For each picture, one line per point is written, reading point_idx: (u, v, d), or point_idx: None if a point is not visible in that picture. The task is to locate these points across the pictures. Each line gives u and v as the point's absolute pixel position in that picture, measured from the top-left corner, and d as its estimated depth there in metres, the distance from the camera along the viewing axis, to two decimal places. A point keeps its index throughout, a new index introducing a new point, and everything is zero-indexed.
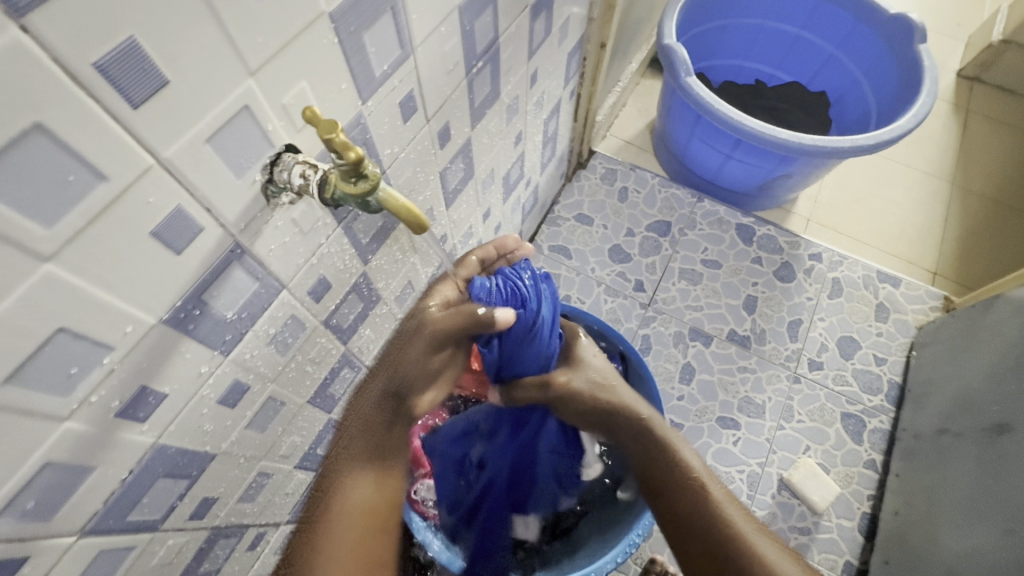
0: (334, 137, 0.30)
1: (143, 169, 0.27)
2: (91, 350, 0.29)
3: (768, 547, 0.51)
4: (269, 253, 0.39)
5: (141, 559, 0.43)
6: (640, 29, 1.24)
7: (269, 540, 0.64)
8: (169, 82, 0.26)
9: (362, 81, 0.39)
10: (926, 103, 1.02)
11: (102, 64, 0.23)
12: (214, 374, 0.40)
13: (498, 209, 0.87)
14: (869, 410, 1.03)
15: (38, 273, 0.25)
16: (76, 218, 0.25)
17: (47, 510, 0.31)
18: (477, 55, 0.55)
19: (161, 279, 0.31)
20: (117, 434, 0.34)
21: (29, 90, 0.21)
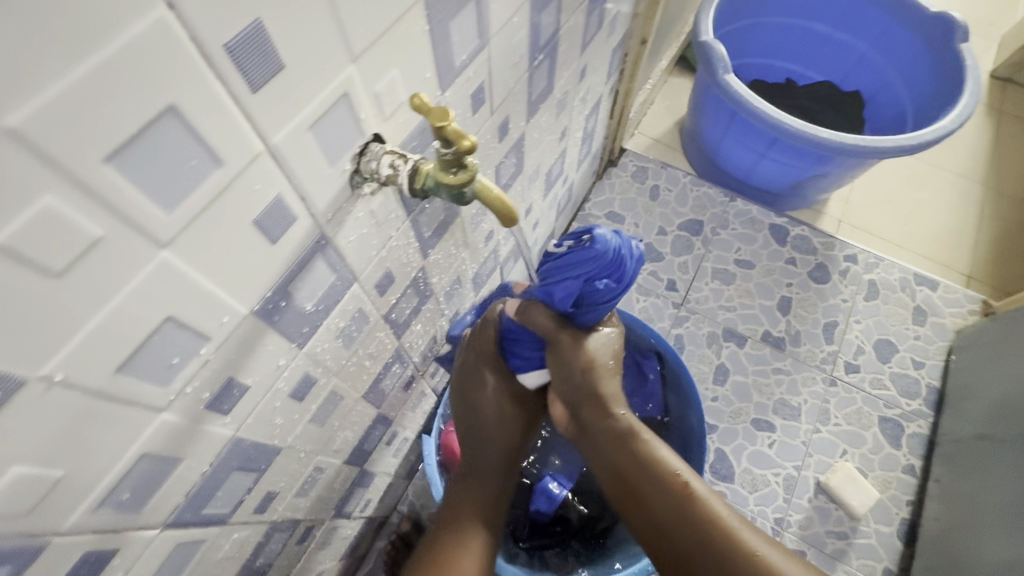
0: (446, 126, 0.29)
1: (253, 155, 0.26)
2: (191, 340, 0.29)
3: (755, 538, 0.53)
4: (348, 244, 0.38)
5: (209, 553, 0.42)
6: (674, 25, 1.22)
7: (314, 535, 0.64)
8: (285, 66, 0.25)
9: (443, 70, 0.38)
10: (969, 103, 0.99)
11: (231, 45, 0.22)
12: (289, 367, 0.39)
13: (538, 206, 0.86)
14: (906, 414, 1.01)
15: (156, 260, 0.24)
16: (194, 204, 0.24)
17: (137, 502, 0.31)
18: (539, 47, 0.54)
19: (258, 268, 0.31)
20: (203, 426, 0.33)
21: (165, 70, 0.20)
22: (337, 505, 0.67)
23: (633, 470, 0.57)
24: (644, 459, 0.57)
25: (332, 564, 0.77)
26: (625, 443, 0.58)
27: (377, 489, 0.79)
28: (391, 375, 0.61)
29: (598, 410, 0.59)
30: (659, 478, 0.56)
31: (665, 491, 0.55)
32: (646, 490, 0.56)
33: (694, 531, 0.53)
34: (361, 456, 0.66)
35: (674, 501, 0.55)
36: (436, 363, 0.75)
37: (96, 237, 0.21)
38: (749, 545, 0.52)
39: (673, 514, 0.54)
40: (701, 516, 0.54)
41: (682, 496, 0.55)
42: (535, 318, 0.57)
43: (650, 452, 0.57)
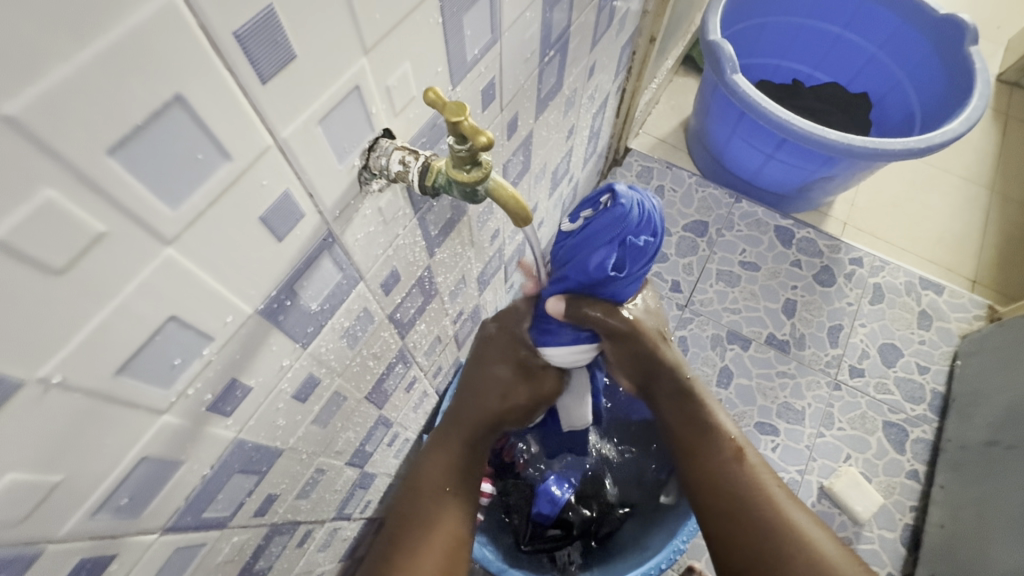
0: (462, 121, 0.28)
1: (262, 149, 0.25)
2: (195, 340, 0.28)
3: (799, 513, 0.56)
4: (355, 242, 0.37)
5: (208, 557, 0.42)
6: (681, 24, 1.21)
7: (315, 537, 0.63)
8: (296, 57, 0.24)
9: (456, 64, 0.37)
10: (979, 106, 0.98)
11: (242, 33, 0.21)
12: (293, 368, 0.38)
13: (543, 205, 0.85)
14: (911, 419, 1.01)
15: (160, 257, 0.23)
16: (200, 199, 0.23)
17: (137, 507, 0.30)
18: (550, 43, 0.53)
19: (264, 266, 0.30)
20: (205, 428, 0.32)
21: (173, 57, 0.19)
22: (338, 506, 0.66)
23: (691, 432, 0.61)
24: (705, 422, 0.61)
25: (331, 565, 0.76)
26: (686, 407, 0.62)
27: (377, 490, 0.78)
28: (394, 375, 0.60)
29: (664, 378, 0.62)
30: (716, 441, 0.60)
31: (719, 454, 0.59)
32: (701, 450, 0.60)
33: (741, 493, 0.57)
34: (363, 457, 0.65)
35: (726, 464, 0.59)
36: (439, 363, 0.74)
37: (98, 232, 0.20)
38: (792, 519, 0.55)
39: (724, 475, 0.59)
40: (752, 480, 0.58)
41: (736, 460, 0.59)
42: (591, 315, 0.54)
43: (711, 417, 0.61)
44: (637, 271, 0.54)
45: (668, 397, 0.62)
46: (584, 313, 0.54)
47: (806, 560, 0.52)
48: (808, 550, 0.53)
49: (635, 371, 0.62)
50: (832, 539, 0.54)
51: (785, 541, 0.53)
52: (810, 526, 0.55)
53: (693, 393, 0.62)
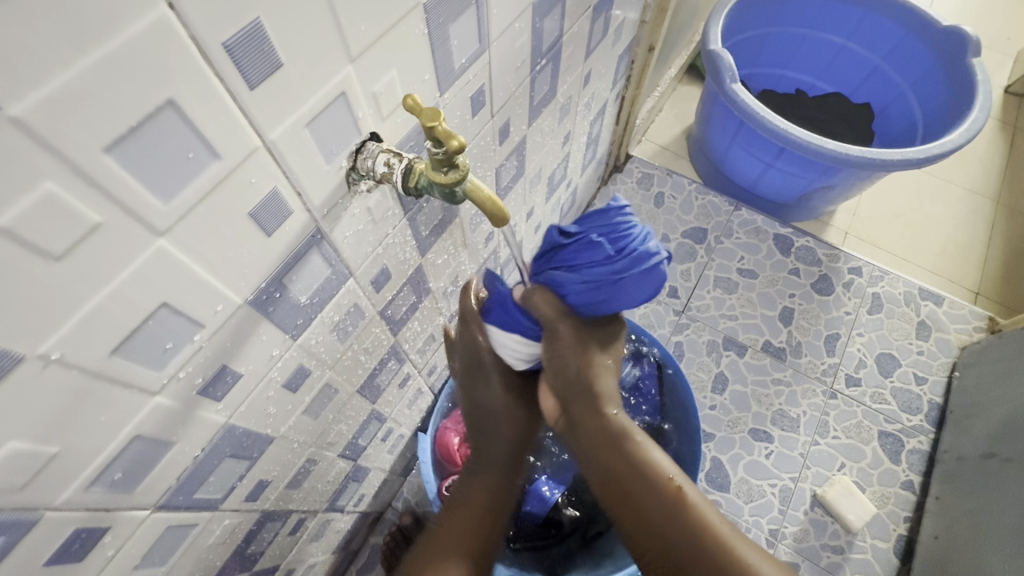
0: (436, 126, 0.30)
1: (249, 150, 0.27)
2: (186, 326, 0.30)
3: (748, 550, 0.52)
4: (344, 240, 0.39)
5: (200, 538, 0.43)
6: (683, 33, 1.23)
7: (307, 527, 0.65)
8: (282, 65, 0.26)
9: (443, 73, 0.39)
10: (979, 118, 0.98)
11: (230, 44, 0.23)
12: (283, 358, 0.40)
13: (540, 209, 0.87)
14: (907, 430, 1.00)
15: (152, 247, 0.25)
16: (190, 195, 0.25)
17: (130, 482, 0.32)
18: (542, 52, 0.55)
19: (254, 258, 0.32)
20: (197, 411, 0.34)
21: (165, 65, 0.21)
22: (331, 497, 0.68)
23: (627, 477, 0.55)
24: (637, 462, 0.55)
25: (324, 557, 0.78)
26: (616, 445, 0.55)
27: (371, 484, 0.79)
28: (387, 371, 0.62)
29: (589, 407, 0.55)
30: (651, 482, 0.54)
31: (657, 500, 0.54)
32: (637, 494, 0.54)
33: (682, 541, 0.52)
34: (356, 451, 0.67)
35: (665, 511, 0.53)
36: (433, 361, 0.76)
37: (95, 223, 0.22)
38: (743, 558, 0.51)
39: (667, 526, 0.53)
40: (690, 522, 0.53)
41: (679, 505, 0.53)
42: (539, 303, 0.51)
43: (644, 459, 0.55)
44: (583, 273, 0.48)
45: (598, 437, 0.56)
46: (532, 299, 0.51)
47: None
48: None
49: (569, 400, 0.56)
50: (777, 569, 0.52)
51: None
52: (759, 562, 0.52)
53: (622, 431, 0.55)
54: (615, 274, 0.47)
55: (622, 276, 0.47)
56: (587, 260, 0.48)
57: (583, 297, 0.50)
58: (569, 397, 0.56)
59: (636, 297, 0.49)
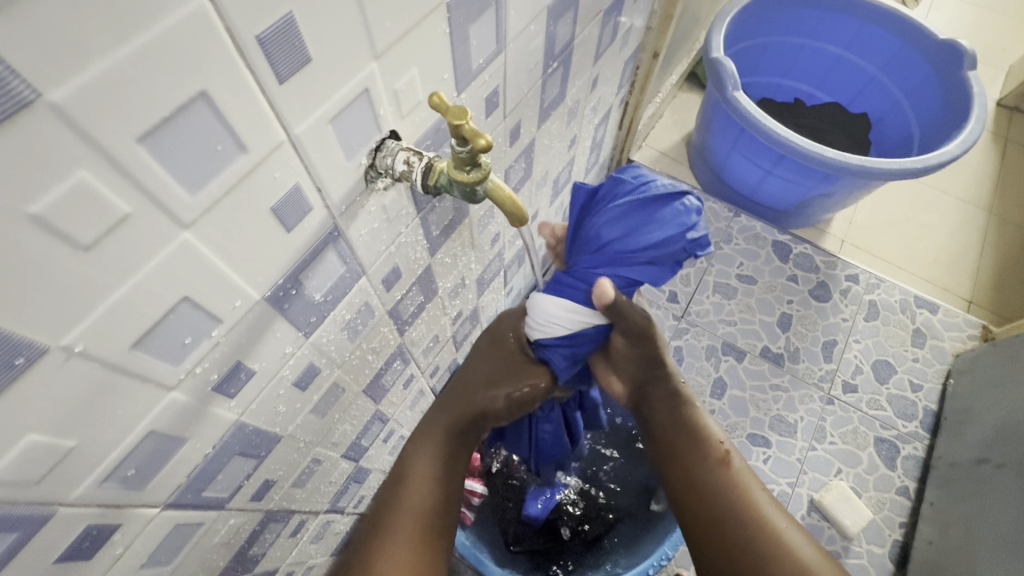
0: (463, 124, 0.30)
1: (275, 144, 0.27)
2: (205, 321, 0.29)
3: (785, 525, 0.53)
4: (359, 238, 0.39)
5: (205, 537, 0.43)
6: (685, 41, 1.24)
7: (308, 528, 0.64)
8: (311, 59, 0.26)
9: (461, 72, 0.39)
10: (975, 129, 1.00)
11: (263, 37, 0.23)
12: (295, 356, 0.40)
13: (545, 212, 0.87)
14: (903, 436, 1.02)
15: (177, 240, 0.25)
16: (216, 188, 0.25)
17: (142, 479, 0.32)
18: (554, 55, 0.55)
19: (273, 253, 0.31)
20: (210, 408, 0.34)
21: (199, 55, 0.21)
22: (332, 499, 0.67)
23: (678, 436, 0.61)
24: (690, 427, 0.61)
25: (323, 559, 0.77)
26: (677, 412, 0.63)
27: (371, 486, 0.78)
28: (392, 371, 0.62)
29: (662, 381, 0.63)
30: (700, 445, 0.60)
31: (705, 456, 0.59)
32: (685, 452, 0.60)
33: (724, 497, 0.56)
34: (358, 451, 0.66)
35: (712, 468, 0.58)
36: (436, 362, 0.76)
37: (123, 214, 0.22)
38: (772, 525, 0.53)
39: (710, 482, 0.57)
40: (734, 484, 0.56)
41: (721, 465, 0.58)
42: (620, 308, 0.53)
43: (696, 423, 0.62)
44: (617, 205, 0.51)
45: (664, 405, 0.63)
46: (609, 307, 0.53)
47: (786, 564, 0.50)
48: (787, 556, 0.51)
49: (648, 373, 0.63)
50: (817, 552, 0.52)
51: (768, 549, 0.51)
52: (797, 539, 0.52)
53: (681, 398, 0.63)
54: (648, 202, 0.50)
55: (653, 198, 0.50)
56: (616, 196, 0.53)
57: (616, 223, 0.51)
58: (645, 379, 0.63)
59: (670, 229, 0.49)
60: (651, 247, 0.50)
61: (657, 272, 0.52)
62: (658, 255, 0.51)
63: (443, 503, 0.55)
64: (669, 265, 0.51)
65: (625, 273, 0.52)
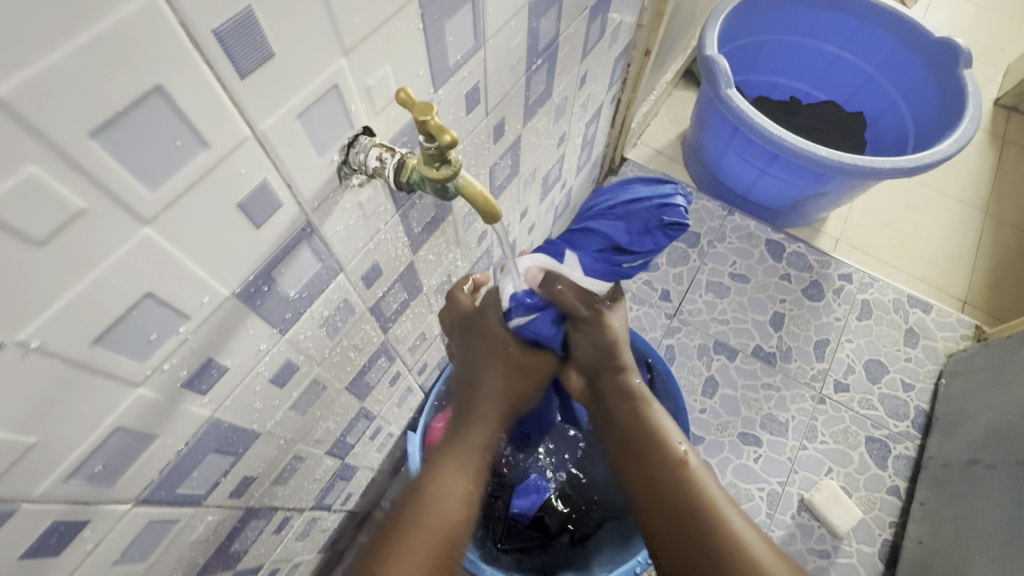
0: (429, 120, 0.30)
1: (239, 140, 0.27)
2: (171, 317, 0.29)
3: (739, 520, 0.52)
4: (334, 235, 0.39)
5: (182, 534, 0.43)
6: (680, 38, 1.23)
7: (293, 525, 0.64)
8: (274, 55, 0.26)
9: (437, 69, 0.39)
10: (969, 128, 0.99)
11: (221, 31, 0.23)
12: (271, 353, 0.39)
13: (534, 210, 0.86)
14: (894, 436, 1.02)
15: (137, 236, 0.25)
16: (177, 184, 0.25)
17: (111, 475, 0.32)
18: (538, 52, 0.55)
19: (243, 250, 0.31)
20: (181, 404, 0.34)
21: (153, 49, 0.21)
22: (318, 495, 0.67)
23: (633, 432, 0.60)
24: (646, 429, 0.60)
25: (310, 556, 0.77)
26: (633, 410, 0.61)
27: (359, 483, 0.79)
28: (376, 369, 0.62)
29: (612, 375, 0.63)
30: (657, 447, 0.58)
31: (660, 454, 0.57)
32: (641, 448, 0.59)
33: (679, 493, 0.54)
34: (344, 449, 0.66)
35: (668, 466, 0.56)
36: (424, 360, 0.76)
37: (78, 209, 0.22)
38: (727, 523, 0.52)
39: (666, 480, 0.56)
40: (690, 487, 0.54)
41: (678, 463, 0.56)
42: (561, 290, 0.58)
43: (653, 424, 0.60)
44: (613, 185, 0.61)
45: (620, 400, 0.62)
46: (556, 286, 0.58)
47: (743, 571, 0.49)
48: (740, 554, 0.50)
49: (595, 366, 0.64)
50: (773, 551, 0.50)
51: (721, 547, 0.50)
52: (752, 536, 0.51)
53: (637, 396, 0.62)
54: (635, 181, 0.58)
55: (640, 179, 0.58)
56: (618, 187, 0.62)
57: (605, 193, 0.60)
58: (597, 368, 0.64)
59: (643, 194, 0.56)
60: (624, 205, 0.56)
61: (625, 228, 0.55)
62: (628, 214, 0.56)
63: (475, 499, 0.54)
64: (642, 231, 0.55)
65: (596, 224, 0.57)
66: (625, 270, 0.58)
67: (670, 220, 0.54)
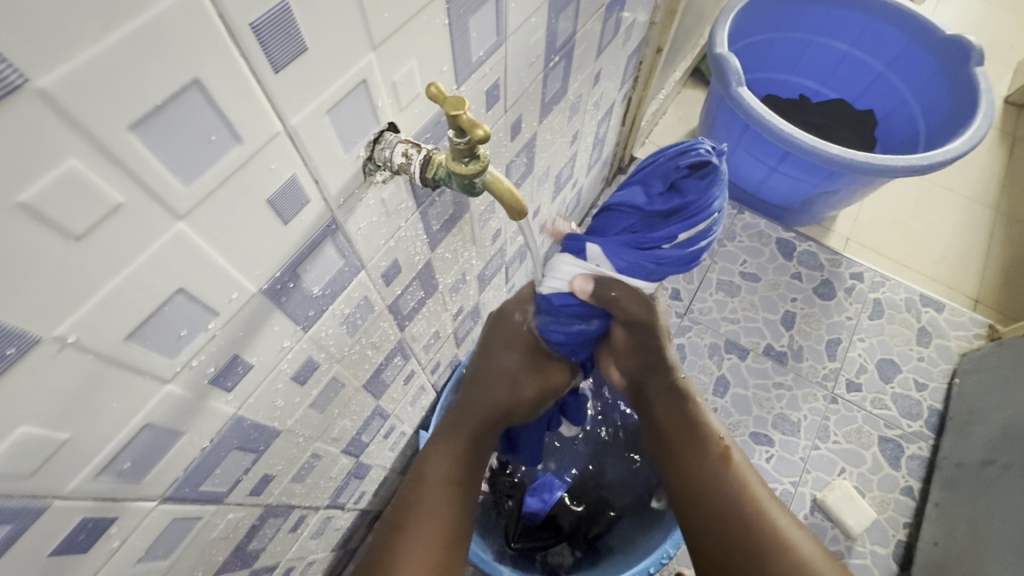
0: (461, 114, 0.30)
1: (270, 135, 0.27)
2: (200, 313, 0.29)
3: (782, 516, 0.57)
4: (357, 231, 0.38)
5: (203, 532, 0.43)
6: (689, 36, 1.23)
7: (308, 523, 0.64)
8: (307, 49, 0.26)
9: (460, 65, 0.39)
10: (983, 126, 0.99)
11: (258, 25, 0.23)
12: (293, 350, 0.39)
13: (546, 208, 0.86)
14: (907, 435, 1.01)
15: (171, 231, 0.25)
16: (210, 178, 0.25)
17: (138, 472, 0.32)
18: (556, 49, 0.54)
19: (270, 247, 0.31)
20: (206, 401, 0.34)
21: (192, 40, 0.21)
22: (332, 495, 0.67)
23: (681, 433, 0.64)
24: (691, 422, 0.64)
25: (324, 555, 0.77)
26: (677, 408, 0.65)
27: (372, 482, 0.78)
28: (392, 367, 0.62)
29: (661, 377, 0.66)
30: (702, 439, 0.62)
31: (709, 453, 0.61)
32: (692, 450, 0.62)
33: (729, 493, 0.58)
34: (358, 447, 0.66)
35: (717, 466, 0.60)
36: (437, 358, 0.75)
37: (116, 203, 0.22)
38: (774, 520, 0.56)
39: (716, 480, 0.60)
40: (735, 477, 0.60)
41: (724, 463, 0.61)
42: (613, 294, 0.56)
43: (697, 416, 0.64)
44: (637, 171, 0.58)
45: (664, 399, 0.66)
46: (610, 293, 0.55)
47: (788, 564, 0.53)
48: (788, 550, 0.54)
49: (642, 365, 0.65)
50: (811, 541, 0.56)
51: (771, 545, 0.54)
52: (794, 529, 0.56)
53: (684, 395, 0.66)
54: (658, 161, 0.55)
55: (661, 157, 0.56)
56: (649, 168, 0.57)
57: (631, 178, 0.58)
58: (645, 371, 0.66)
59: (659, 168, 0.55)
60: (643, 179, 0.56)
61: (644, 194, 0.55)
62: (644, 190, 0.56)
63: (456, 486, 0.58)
64: (663, 189, 0.55)
65: (617, 201, 0.57)
66: (660, 240, 0.54)
67: (689, 165, 0.53)
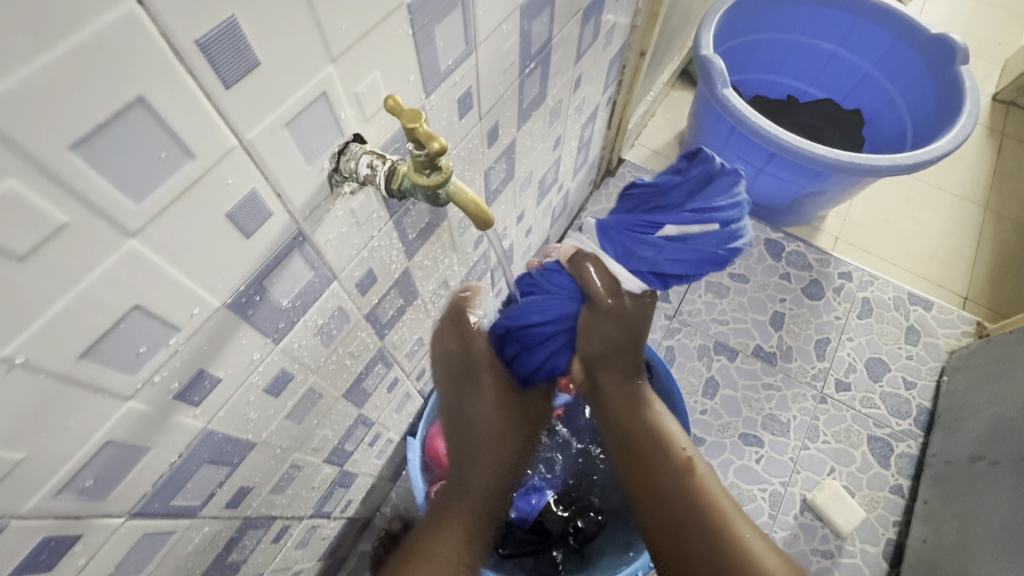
0: (417, 127, 0.30)
1: (225, 149, 0.27)
2: (160, 329, 0.29)
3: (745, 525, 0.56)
4: (326, 242, 0.38)
5: (178, 546, 0.43)
6: (675, 39, 1.23)
7: (292, 533, 0.64)
8: (259, 64, 0.26)
9: (428, 75, 0.39)
10: (967, 124, 0.99)
11: (204, 42, 0.23)
12: (264, 362, 0.39)
13: (531, 212, 0.86)
14: (896, 434, 1.01)
15: (123, 248, 0.25)
16: (163, 195, 0.25)
17: (102, 489, 0.32)
18: (531, 55, 0.54)
19: (232, 261, 0.31)
20: (172, 416, 0.33)
21: (134, 59, 0.21)
22: (316, 504, 0.67)
23: (642, 438, 0.64)
24: (654, 431, 0.64)
25: (311, 564, 0.77)
26: (635, 412, 0.65)
27: (359, 490, 0.78)
28: (374, 375, 0.61)
29: (616, 374, 0.64)
30: (667, 450, 0.62)
31: (670, 462, 0.61)
32: (653, 457, 0.62)
33: (688, 500, 0.58)
34: (342, 456, 0.66)
35: (679, 474, 0.60)
36: (422, 365, 0.75)
37: (60, 223, 0.22)
38: (736, 531, 0.55)
39: (676, 488, 0.59)
40: (700, 490, 0.58)
41: (686, 470, 0.60)
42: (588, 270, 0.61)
43: (663, 427, 0.64)
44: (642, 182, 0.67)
45: (622, 401, 0.65)
46: (582, 265, 0.61)
47: None
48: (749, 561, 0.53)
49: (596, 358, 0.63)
50: (775, 552, 0.55)
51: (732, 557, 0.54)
52: (757, 540, 0.55)
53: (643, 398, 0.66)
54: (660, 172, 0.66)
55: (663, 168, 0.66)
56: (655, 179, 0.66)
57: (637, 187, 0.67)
58: (598, 363, 0.64)
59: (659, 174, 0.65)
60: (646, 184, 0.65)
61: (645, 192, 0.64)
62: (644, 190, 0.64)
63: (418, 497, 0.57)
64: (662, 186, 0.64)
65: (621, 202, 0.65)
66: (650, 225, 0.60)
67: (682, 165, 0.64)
